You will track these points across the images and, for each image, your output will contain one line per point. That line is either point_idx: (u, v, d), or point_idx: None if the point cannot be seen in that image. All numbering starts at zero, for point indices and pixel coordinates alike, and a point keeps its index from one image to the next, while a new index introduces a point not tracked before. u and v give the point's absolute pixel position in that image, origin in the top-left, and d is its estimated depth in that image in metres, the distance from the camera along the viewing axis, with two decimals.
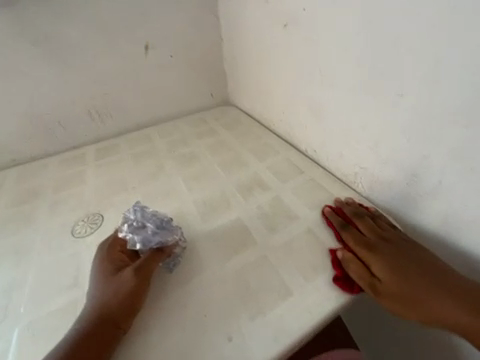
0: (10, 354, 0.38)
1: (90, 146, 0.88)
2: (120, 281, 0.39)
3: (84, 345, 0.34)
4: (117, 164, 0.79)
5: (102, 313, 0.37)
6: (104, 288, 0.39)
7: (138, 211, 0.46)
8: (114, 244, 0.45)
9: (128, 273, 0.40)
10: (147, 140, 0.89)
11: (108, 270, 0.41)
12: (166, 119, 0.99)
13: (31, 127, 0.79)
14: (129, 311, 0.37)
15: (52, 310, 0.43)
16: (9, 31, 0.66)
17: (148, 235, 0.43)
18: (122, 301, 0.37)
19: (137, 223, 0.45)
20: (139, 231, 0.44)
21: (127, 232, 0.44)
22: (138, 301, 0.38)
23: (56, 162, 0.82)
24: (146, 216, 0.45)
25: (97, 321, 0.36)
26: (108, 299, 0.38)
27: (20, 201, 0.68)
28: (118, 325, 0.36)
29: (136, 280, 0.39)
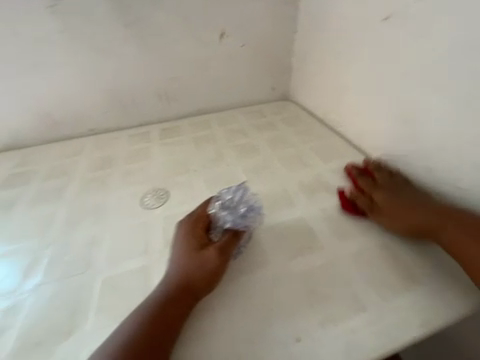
0: (95, 302, 0.42)
1: (155, 125, 0.94)
2: (204, 256, 0.41)
3: (168, 307, 0.37)
4: (179, 146, 0.83)
5: (185, 282, 0.39)
6: (189, 259, 0.41)
7: (235, 190, 0.48)
8: (197, 220, 0.47)
9: (212, 253, 0.41)
10: (207, 127, 0.92)
11: (193, 242, 0.44)
12: (226, 108, 1.01)
13: (111, 101, 0.86)
14: (208, 287, 0.40)
15: (128, 271, 0.47)
16: (110, 11, 0.72)
17: (239, 216, 0.46)
18: (204, 276, 0.40)
19: (231, 202, 0.47)
20: (232, 210, 0.46)
21: (219, 209, 0.47)
22: (216, 280, 0.40)
23: (126, 136, 0.89)
24: (241, 197, 0.48)
25: (180, 288, 0.39)
26: (192, 270, 0.40)
27: (96, 167, 0.75)
28: (196, 296, 0.39)
29: (219, 261, 0.41)
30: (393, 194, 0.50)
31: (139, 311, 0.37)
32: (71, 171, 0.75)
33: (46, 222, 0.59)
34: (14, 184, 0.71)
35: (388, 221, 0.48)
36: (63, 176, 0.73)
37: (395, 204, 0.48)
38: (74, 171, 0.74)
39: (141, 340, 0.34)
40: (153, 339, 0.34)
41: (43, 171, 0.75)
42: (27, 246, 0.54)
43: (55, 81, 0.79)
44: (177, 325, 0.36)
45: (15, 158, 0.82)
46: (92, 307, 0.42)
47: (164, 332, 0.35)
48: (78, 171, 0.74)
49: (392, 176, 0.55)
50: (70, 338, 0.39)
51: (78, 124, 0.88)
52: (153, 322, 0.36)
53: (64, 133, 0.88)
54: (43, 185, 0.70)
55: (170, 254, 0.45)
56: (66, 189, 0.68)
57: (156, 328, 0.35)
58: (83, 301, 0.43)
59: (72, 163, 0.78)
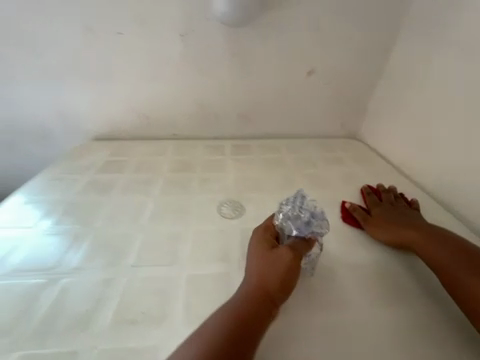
0: (180, 298, 0.45)
1: (227, 141, 1.02)
2: (281, 262, 0.45)
3: (251, 304, 0.41)
4: (251, 164, 0.88)
5: (265, 286, 0.43)
6: (265, 263, 0.45)
7: (294, 199, 0.51)
8: (265, 228, 0.52)
9: (290, 257, 0.46)
10: (276, 151, 0.97)
11: (264, 247, 0.48)
12: (294, 136, 1.06)
13: (198, 114, 0.97)
14: (283, 291, 0.43)
15: (208, 274, 0.49)
16: (224, 43, 0.85)
17: (303, 221, 0.49)
18: (280, 279, 0.44)
19: (292, 211, 0.50)
20: (294, 218, 0.50)
21: (283, 220, 0.50)
22: (291, 284, 0.44)
23: (202, 146, 0.98)
24: (301, 203, 0.51)
25: (261, 290, 0.42)
26: (269, 271, 0.44)
27: (178, 169, 0.84)
28: (275, 300, 0.42)
29: (295, 266, 0.45)
30: (388, 210, 0.62)
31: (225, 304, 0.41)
32: (156, 168, 0.83)
33: (135, 209, 0.65)
34: (109, 169, 0.81)
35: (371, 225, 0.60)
36: (149, 172, 0.81)
37: (388, 216, 0.60)
38: (159, 168, 0.83)
39: (229, 331, 0.37)
40: (239, 332, 0.37)
41: (133, 163, 0.85)
42: (119, 227, 0.59)
43: (162, 90, 0.91)
44: (257, 325, 0.39)
45: (109, 146, 0.95)
46: (177, 302, 0.44)
47: (247, 326, 0.38)
48: (162, 169, 0.83)
49: (396, 200, 0.67)
50: (162, 326, 0.41)
51: (166, 128, 0.99)
52: (237, 315, 0.39)
53: (151, 134, 1.00)
54: (132, 176, 0.78)
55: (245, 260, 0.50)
56: (153, 183, 0.76)
57: (240, 322, 0.38)
58: (169, 293, 0.46)
59: (157, 161, 0.87)
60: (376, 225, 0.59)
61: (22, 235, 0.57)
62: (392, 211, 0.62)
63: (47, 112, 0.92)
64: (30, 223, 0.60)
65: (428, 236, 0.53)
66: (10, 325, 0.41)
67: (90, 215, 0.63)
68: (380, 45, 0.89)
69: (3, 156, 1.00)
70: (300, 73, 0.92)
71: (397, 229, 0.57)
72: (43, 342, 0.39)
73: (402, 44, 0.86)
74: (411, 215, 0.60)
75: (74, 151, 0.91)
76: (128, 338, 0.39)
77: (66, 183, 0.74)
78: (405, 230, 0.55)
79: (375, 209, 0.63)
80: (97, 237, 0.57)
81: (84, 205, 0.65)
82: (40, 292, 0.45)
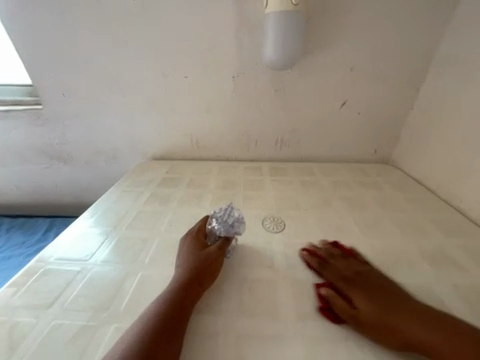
0: (234, 293, 0.52)
1: (265, 163, 1.13)
2: (206, 253, 0.56)
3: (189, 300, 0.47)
4: (288, 185, 0.97)
5: (194, 272, 0.52)
6: (198, 258, 0.55)
7: (224, 209, 0.65)
8: (197, 232, 0.63)
9: (214, 249, 0.58)
10: (311, 173, 1.05)
11: (199, 242, 0.60)
12: (327, 160, 1.15)
13: (241, 140, 1.12)
14: (211, 278, 0.53)
15: (259, 277, 0.56)
16: (266, 81, 1.00)
17: (228, 226, 0.61)
18: (203, 265, 0.54)
19: (221, 217, 0.63)
20: (223, 222, 0.62)
21: (214, 223, 0.63)
22: (214, 272, 0.54)
23: (242, 166, 1.10)
24: (232, 214, 0.63)
25: (192, 277, 0.51)
26: (196, 263, 0.54)
27: (224, 186, 0.95)
28: (202, 286, 0.51)
29: (217, 256, 0.56)
30: (360, 285, 0.50)
31: (171, 301, 0.46)
32: (205, 185, 0.96)
33: (192, 218, 0.77)
34: (166, 185, 0.96)
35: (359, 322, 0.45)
36: (199, 188, 0.94)
37: (366, 299, 0.47)
38: (207, 185, 0.96)
39: (170, 323, 0.43)
40: (181, 309, 0.46)
41: (185, 180, 0.99)
42: (179, 233, 0.70)
43: (212, 119, 1.08)
44: (193, 302, 0.48)
45: (165, 165, 1.12)
46: (231, 296, 0.52)
47: (177, 311, 0.45)
48: (210, 186, 0.95)
49: (349, 261, 0.58)
50: (221, 315, 0.48)
51: (213, 150, 1.15)
52: (180, 290, 0.48)
53: (200, 155, 1.17)
54: (185, 191, 0.91)
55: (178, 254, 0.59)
56: (203, 197, 0.88)
57: (184, 302, 0.47)
58: (225, 288, 0.53)
59: (205, 179, 1.00)
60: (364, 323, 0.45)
61: (106, 235, 0.69)
62: (365, 287, 0.50)
63: (120, 137, 1.14)
64: (109, 225, 0.73)
65: (427, 326, 0.42)
66: (105, 304, 0.50)
67: (156, 221, 0.75)
68: (413, 79, 0.96)
69: (83, 172, 1.23)
70: (335, 105, 1.03)
71: (394, 321, 0.43)
72: (130, 320, 0.47)
73: (434, 78, 0.92)
74: (388, 291, 0.49)
75: (137, 169, 1.08)
76: (202, 326, 0.46)
77: (133, 195, 0.89)
78: (406, 327, 0.42)
79: (355, 295, 0.49)
80: (163, 240, 0.68)
81: (150, 213, 0.79)
82: (124, 280, 0.55)
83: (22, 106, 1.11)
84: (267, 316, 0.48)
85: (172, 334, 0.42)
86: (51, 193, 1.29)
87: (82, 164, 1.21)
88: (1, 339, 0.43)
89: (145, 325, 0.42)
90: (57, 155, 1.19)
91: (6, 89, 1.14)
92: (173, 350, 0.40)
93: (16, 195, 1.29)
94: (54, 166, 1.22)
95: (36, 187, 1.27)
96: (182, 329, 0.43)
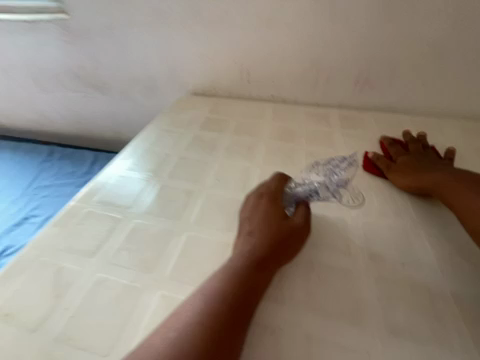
0: (300, 279, 0.41)
1: (334, 110, 0.86)
2: (289, 226, 0.44)
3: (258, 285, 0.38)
4: (365, 142, 0.73)
5: (268, 251, 0.41)
6: (276, 231, 0.43)
7: (333, 164, 0.53)
8: (273, 193, 0.49)
9: (298, 222, 0.45)
10: (400, 129, 0.77)
11: (277, 210, 0.47)
12: (425, 113, 0.82)
13: (307, 74, 0.83)
14: (287, 258, 0.42)
15: (332, 265, 0.43)
16: None
17: (330, 185, 0.49)
18: (280, 242, 0.42)
19: (326, 174, 0.51)
20: (325, 180, 0.50)
21: (312, 180, 0.51)
22: (292, 252, 0.43)
23: (303, 112, 0.85)
24: (339, 173, 0.50)
25: (265, 256, 0.40)
26: (273, 237, 0.42)
27: (280, 137, 0.75)
28: (273, 269, 0.40)
29: (300, 232, 0.44)
30: (416, 160, 0.59)
31: (238, 283, 0.36)
32: (256, 133, 0.77)
33: (242, 174, 0.63)
34: (210, 128, 0.79)
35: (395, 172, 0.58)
36: (250, 135, 0.76)
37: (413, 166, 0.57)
38: (259, 133, 0.77)
39: (236, 312, 0.34)
40: (250, 294, 0.36)
41: (232, 124, 0.81)
42: (229, 191, 0.58)
43: (273, 40, 0.79)
44: (263, 286, 0.38)
45: (207, 102, 0.92)
46: (297, 284, 0.40)
47: (246, 297, 0.36)
48: (263, 134, 0.76)
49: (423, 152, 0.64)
50: (284, 306, 0.38)
51: (266, 87, 0.89)
52: (250, 269, 0.38)
53: (249, 93, 0.92)
54: (233, 138, 0.75)
55: (244, 217, 0.47)
56: (254, 148, 0.71)
57: (254, 285, 0.37)
58: (289, 272, 0.42)
59: (256, 125, 0.80)
60: (399, 171, 0.57)
61: (148, 181, 0.61)
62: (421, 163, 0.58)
63: (156, 62, 0.93)
64: (149, 171, 0.64)
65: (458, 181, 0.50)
66: (150, 265, 0.43)
67: (201, 172, 0.63)
68: None
69: (118, 104, 1.11)
70: None
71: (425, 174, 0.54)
72: (180, 291, 0.40)
73: None
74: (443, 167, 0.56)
75: (176, 105, 0.91)
76: (263, 314, 0.37)
77: (174, 137, 0.76)
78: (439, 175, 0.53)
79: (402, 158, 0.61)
80: (211, 196, 0.56)
81: (195, 161, 0.66)
82: (169, 239, 0.47)
83: (48, 14, 0.94)
84: (346, 317, 0.37)
85: (240, 321, 0.34)
86: (91, 126, 1.23)
87: (117, 95, 1.07)
88: (49, 283, 0.41)
89: (210, 302, 0.34)
90: (91, 82, 1.06)
91: None
92: (240, 340, 0.33)
93: (60, 125, 1.27)
94: (89, 95, 1.11)
95: (75, 117, 1.21)
96: (249, 316, 0.35)
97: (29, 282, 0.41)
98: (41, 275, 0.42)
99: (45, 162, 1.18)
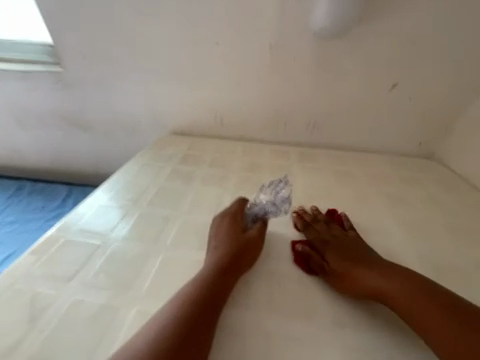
0: (262, 286, 0.48)
1: (292, 147, 1.04)
2: (247, 237, 0.53)
3: (223, 290, 0.44)
4: (318, 173, 0.89)
5: (232, 260, 0.48)
6: (238, 243, 0.51)
7: (275, 184, 0.62)
8: (234, 212, 0.59)
9: (254, 233, 0.54)
10: (344, 162, 0.96)
11: (237, 226, 0.56)
12: (363, 150, 1.04)
13: (269, 119, 1.02)
14: (247, 266, 0.50)
15: (289, 272, 0.51)
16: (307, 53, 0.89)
17: (275, 204, 0.58)
18: (242, 252, 0.50)
19: (270, 194, 0.60)
20: (270, 200, 0.59)
21: (261, 201, 0.60)
22: (251, 261, 0.51)
23: (268, 149, 1.01)
24: (282, 190, 0.60)
25: (228, 265, 0.47)
26: (235, 247, 0.50)
27: (248, 169, 0.88)
28: (237, 276, 0.47)
29: (256, 242, 0.53)
30: (341, 248, 0.52)
31: (206, 289, 0.42)
32: (228, 166, 0.89)
33: (215, 200, 0.72)
34: (187, 162, 0.90)
35: (333, 276, 0.49)
36: (223, 168, 0.88)
37: (347, 263, 0.49)
38: (231, 166, 0.89)
39: (203, 315, 0.39)
40: (216, 298, 0.42)
41: (207, 159, 0.93)
42: (203, 215, 0.65)
43: (240, 94, 0.99)
44: (228, 292, 0.45)
45: (185, 140, 1.05)
46: (259, 290, 0.47)
47: (212, 301, 0.42)
48: (234, 167, 0.88)
49: (334, 226, 0.59)
50: (248, 310, 0.44)
51: (237, 129, 1.06)
52: (217, 277, 0.45)
53: (223, 133, 1.07)
54: (208, 171, 0.85)
55: (212, 234, 0.55)
56: (226, 179, 0.82)
57: (220, 290, 0.43)
58: (253, 281, 0.49)
59: (228, 159, 0.93)
60: (336, 273, 0.49)
61: (127, 209, 0.66)
62: (348, 249, 0.52)
63: (140, 107, 1.07)
64: (129, 200, 0.70)
65: (394, 284, 0.45)
66: (127, 282, 0.47)
67: (178, 199, 0.71)
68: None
69: (101, 141, 1.18)
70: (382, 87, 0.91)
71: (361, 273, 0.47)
72: (155, 305, 0.44)
73: None
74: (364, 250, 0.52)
75: (157, 143, 1.02)
76: (231, 318, 0.43)
77: (154, 170, 0.84)
78: (375, 279, 0.46)
79: (329, 253, 0.52)
80: (187, 220, 0.64)
81: (172, 191, 0.74)
82: (147, 260, 0.52)
83: (42, 66, 1.06)
84: (299, 315, 0.44)
85: (207, 322, 0.39)
86: (69, 161, 1.26)
87: (100, 133, 1.16)
88: (23, 309, 0.42)
89: (181, 308, 0.39)
90: (76, 122, 1.15)
91: (26, 48, 1.09)
92: (207, 339, 0.37)
93: (36, 160, 1.28)
94: (72, 133, 1.18)
95: (54, 153, 1.25)
96: (216, 318, 0.40)
97: (2, 309, 0.42)
98: (14, 302, 0.43)
99: (14, 197, 1.15)
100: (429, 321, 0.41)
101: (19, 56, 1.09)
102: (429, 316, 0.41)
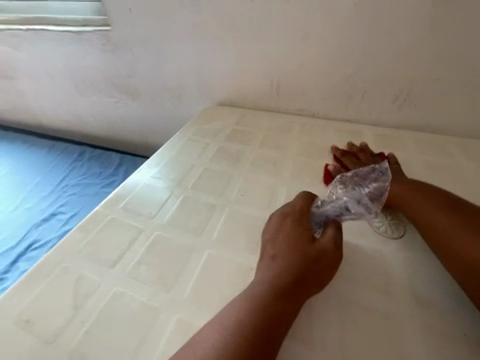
0: (330, 317, 0.37)
1: (367, 127, 0.81)
2: (317, 250, 0.39)
3: (283, 320, 0.33)
4: (404, 164, 0.67)
5: (294, 280, 0.36)
6: (303, 257, 0.38)
7: (355, 179, 0.51)
8: (298, 212, 0.45)
9: (327, 245, 0.40)
10: (444, 152, 0.70)
11: (303, 231, 0.42)
12: (474, 136, 0.74)
13: (340, 89, 0.80)
14: (314, 289, 0.37)
15: (367, 303, 0.38)
16: None
17: (361, 198, 0.45)
18: (308, 269, 0.37)
19: (351, 188, 0.48)
20: (353, 192, 0.46)
21: (337, 193, 0.47)
22: (320, 282, 0.38)
23: (334, 128, 0.81)
24: (371, 185, 0.48)
25: (290, 286, 0.36)
26: (299, 263, 0.38)
27: (308, 153, 0.72)
28: (300, 302, 0.36)
29: (329, 258, 0.39)
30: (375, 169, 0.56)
31: (261, 317, 0.33)
32: (283, 146, 0.74)
33: (267, 189, 0.60)
34: (236, 138, 0.78)
35: None
36: (276, 149, 0.73)
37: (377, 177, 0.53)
38: (286, 147, 0.74)
39: (258, 352, 0.30)
40: (274, 331, 0.32)
41: (259, 136, 0.79)
42: (252, 207, 0.55)
43: (306, 54, 0.78)
44: (288, 322, 0.34)
45: (233, 113, 0.92)
46: (327, 323, 0.36)
47: (270, 335, 0.32)
48: (289, 149, 0.73)
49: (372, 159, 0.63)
50: (312, 347, 0.34)
51: (295, 101, 0.86)
52: (276, 300, 0.34)
53: (278, 106, 0.90)
54: (258, 151, 0.72)
55: (268, 237, 0.43)
56: (281, 163, 0.68)
57: (279, 321, 0.33)
58: (317, 307, 0.38)
59: (283, 139, 0.78)
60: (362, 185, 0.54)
61: (170, 191, 0.60)
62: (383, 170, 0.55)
63: (187, 72, 0.95)
64: (173, 180, 0.63)
65: (424, 200, 0.47)
66: (169, 282, 0.41)
67: (225, 185, 0.61)
68: None
69: (148, 110, 1.14)
70: None
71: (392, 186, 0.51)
72: (197, 315, 0.37)
73: None
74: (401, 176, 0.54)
75: (202, 114, 0.92)
76: (288, 354, 0.33)
77: (200, 146, 0.75)
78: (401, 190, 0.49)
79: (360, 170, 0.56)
80: (234, 212, 0.54)
81: (218, 173, 0.65)
82: (190, 255, 0.45)
83: (93, 27, 1.01)
84: None
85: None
86: (120, 129, 1.28)
87: (147, 101, 1.11)
88: (67, 292, 0.40)
89: (229, 335, 0.31)
90: (125, 89, 1.12)
91: (78, 6, 1.04)
92: None
93: (93, 127, 1.34)
94: (122, 101, 1.17)
95: (106, 121, 1.28)
96: (273, 355, 0.31)
97: (48, 289, 0.40)
98: (61, 283, 0.41)
99: (75, 162, 1.25)
100: (453, 238, 0.41)
101: (72, 17, 1.06)
102: (453, 233, 0.41)
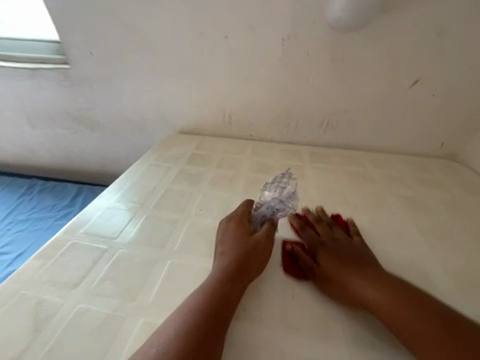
0: (274, 297, 0.45)
1: (304, 147, 0.99)
2: (255, 241, 0.49)
3: (231, 299, 0.41)
4: (331, 174, 0.84)
5: (239, 267, 0.45)
6: (245, 248, 0.48)
7: (277, 179, 0.61)
8: (241, 214, 0.56)
9: (263, 236, 0.51)
10: (359, 163, 0.91)
11: (245, 228, 0.53)
12: (379, 150, 0.98)
13: (279, 118, 0.98)
14: (256, 272, 0.46)
15: (302, 282, 0.48)
16: (322, 47, 0.84)
17: (283, 200, 0.56)
18: (249, 257, 0.47)
19: (275, 191, 0.58)
20: (277, 196, 0.57)
21: (267, 199, 0.57)
22: (260, 266, 0.47)
23: (279, 149, 0.97)
24: (289, 184, 0.59)
25: (236, 272, 0.44)
26: (242, 253, 0.47)
27: (258, 170, 0.84)
28: (245, 284, 0.44)
29: (265, 245, 0.50)
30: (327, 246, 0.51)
31: (212, 299, 0.40)
32: (237, 166, 0.86)
33: (224, 203, 0.69)
34: (196, 162, 0.88)
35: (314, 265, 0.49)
36: (231, 169, 0.84)
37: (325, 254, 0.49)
38: (240, 167, 0.86)
39: (210, 327, 0.37)
40: (224, 309, 0.39)
41: (216, 158, 0.90)
42: (211, 219, 0.63)
43: (249, 91, 0.95)
44: (236, 301, 0.42)
45: (193, 140, 1.02)
46: (272, 302, 0.44)
47: (220, 312, 0.39)
48: (243, 168, 0.85)
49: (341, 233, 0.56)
50: (259, 323, 0.41)
51: (246, 128, 1.02)
52: (224, 284, 0.42)
53: (232, 132, 1.04)
54: (216, 171, 0.83)
55: (218, 238, 0.52)
56: (235, 180, 0.79)
57: (228, 301, 0.40)
58: (264, 291, 0.46)
59: (237, 160, 0.90)
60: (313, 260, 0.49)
61: (133, 212, 0.64)
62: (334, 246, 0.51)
63: (148, 105, 1.04)
64: (135, 202, 0.68)
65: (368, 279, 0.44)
66: (132, 291, 0.45)
67: (185, 202, 0.68)
68: None
69: (109, 140, 1.17)
70: (402, 82, 0.86)
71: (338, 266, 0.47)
72: (160, 316, 0.42)
73: None
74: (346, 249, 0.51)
75: (164, 142, 1.00)
76: (241, 334, 0.40)
77: (162, 171, 0.82)
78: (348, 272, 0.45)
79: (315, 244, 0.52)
80: (194, 224, 0.61)
81: (179, 192, 0.72)
82: (153, 266, 0.50)
83: (50, 64, 1.05)
84: (315, 330, 0.41)
85: (215, 335, 0.36)
86: (78, 159, 1.26)
87: (108, 132, 1.15)
88: (27, 316, 0.41)
89: (187, 320, 0.37)
90: (83, 120, 1.14)
91: (34, 45, 1.08)
92: (215, 353, 0.35)
93: (46, 159, 1.29)
94: (80, 132, 1.18)
95: (62, 152, 1.25)
96: (225, 330, 0.38)
97: (3, 316, 0.40)
98: (18, 308, 0.42)
99: (24, 196, 1.16)
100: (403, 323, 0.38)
101: (26, 55, 1.08)
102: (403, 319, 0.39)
